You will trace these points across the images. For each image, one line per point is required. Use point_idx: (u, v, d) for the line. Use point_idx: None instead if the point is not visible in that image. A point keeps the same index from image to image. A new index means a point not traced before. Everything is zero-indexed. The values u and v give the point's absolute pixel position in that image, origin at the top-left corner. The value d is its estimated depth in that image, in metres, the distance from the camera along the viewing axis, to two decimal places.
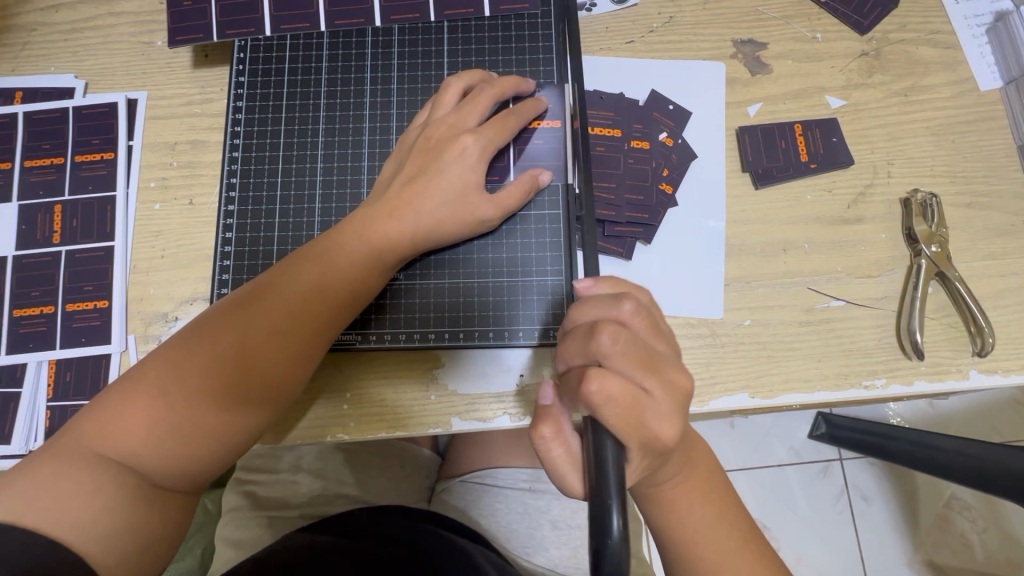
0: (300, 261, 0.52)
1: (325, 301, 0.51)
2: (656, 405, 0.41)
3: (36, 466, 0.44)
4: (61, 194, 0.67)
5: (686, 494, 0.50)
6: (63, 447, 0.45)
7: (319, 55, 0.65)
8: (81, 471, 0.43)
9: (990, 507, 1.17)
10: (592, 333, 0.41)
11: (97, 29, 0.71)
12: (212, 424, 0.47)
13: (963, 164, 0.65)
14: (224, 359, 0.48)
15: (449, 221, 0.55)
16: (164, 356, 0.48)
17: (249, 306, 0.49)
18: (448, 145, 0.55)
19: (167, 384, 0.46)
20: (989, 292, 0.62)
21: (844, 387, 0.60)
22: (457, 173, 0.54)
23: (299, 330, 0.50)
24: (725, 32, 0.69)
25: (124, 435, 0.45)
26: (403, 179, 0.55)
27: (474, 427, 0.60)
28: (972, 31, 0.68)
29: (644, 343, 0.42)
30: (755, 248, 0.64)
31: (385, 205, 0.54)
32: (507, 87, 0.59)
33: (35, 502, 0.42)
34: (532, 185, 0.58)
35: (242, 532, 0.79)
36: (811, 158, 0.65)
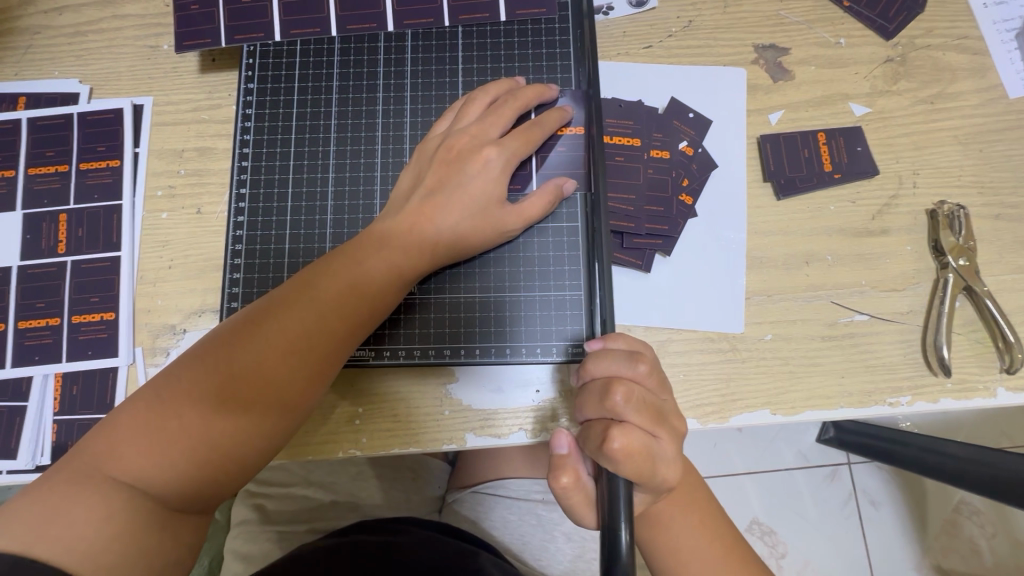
0: (318, 276, 0.51)
1: (343, 318, 0.50)
2: (666, 453, 0.45)
3: (48, 489, 0.43)
4: (66, 202, 0.65)
5: (675, 509, 0.52)
6: (75, 468, 0.44)
7: (330, 60, 0.63)
8: (92, 494, 0.42)
9: (1000, 512, 1.15)
10: (607, 393, 0.45)
11: (102, 32, 0.69)
12: (229, 445, 0.46)
13: (992, 174, 0.63)
14: (240, 376, 0.47)
15: (471, 234, 0.54)
16: (177, 373, 0.47)
17: (266, 322, 0.48)
18: (470, 156, 0.54)
19: (184, 404, 0.45)
20: (1018, 307, 0.60)
21: (868, 404, 0.59)
22: (479, 185, 0.53)
23: (318, 349, 0.49)
24: (746, 37, 0.67)
25: (138, 458, 0.44)
26: (423, 191, 0.54)
27: (489, 443, 0.58)
28: (1001, 35, 0.66)
29: (654, 398, 0.46)
30: (777, 260, 0.62)
31: (405, 218, 0.53)
32: (529, 96, 0.57)
33: (44, 528, 0.40)
34: (556, 196, 0.56)
35: (252, 547, 0.78)
36: (834, 167, 0.63)
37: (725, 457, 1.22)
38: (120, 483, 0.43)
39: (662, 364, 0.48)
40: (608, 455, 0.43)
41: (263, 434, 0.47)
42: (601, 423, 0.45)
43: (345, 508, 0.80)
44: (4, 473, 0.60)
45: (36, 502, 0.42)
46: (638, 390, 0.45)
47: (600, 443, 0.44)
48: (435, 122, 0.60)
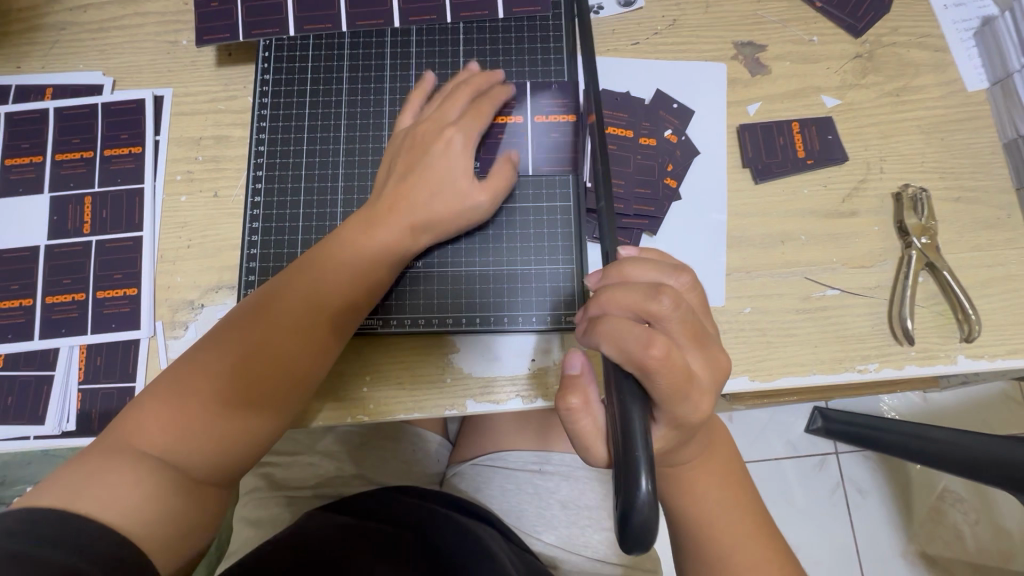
0: (315, 261, 0.55)
1: (340, 294, 0.54)
2: (698, 371, 0.45)
3: (81, 465, 0.46)
4: (91, 186, 0.69)
5: (703, 478, 0.52)
6: (104, 446, 0.47)
7: (341, 54, 0.68)
8: (122, 463, 0.46)
9: (981, 497, 1.21)
10: (655, 294, 0.44)
11: (124, 28, 0.74)
12: (245, 412, 0.50)
13: (952, 161, 0.69)
14: (248, 351, 0.51)
15: (448, 212, 0.58)
16: (191, 356, 0.52)
17: (268, 304, 0.53)
18: (434, 140, 0.58)
19: (198, 380, 0.50)
20: (976, 281, 0.65)
21: (838, 371, 0.64)
22: (445, 164, 0.57)
23: (316, 322, 0.53)
24: (726, 35, 0.72)
25: (159, 430, 0.48)
26: (396, 177, 0.58)
27: (487, 408, 0.63)
28: (961, 34, 0.72)
29: (693, 314, 0.46)
30: (755, 239, 0.67)
31: (383, 202, 0.57)
32: (479, 81, 0.62)
33: (80, 492, 0.44)
34: (513, 168, 0.60)
35: (260, 512, 0.82)
36: (808, 154, 0.68)
37: None
38: (147, 454, 0.47)
39: (701, 285, 0.49)
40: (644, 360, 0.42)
41: (275, 401, 0.52)
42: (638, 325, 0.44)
43: (350, 478, 0.84)
44: (32, 439, 0.64)
45: (68, 475, 0.45)
46: (683, 303, 0.45)
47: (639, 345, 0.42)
48: (399, 115, 0.64)
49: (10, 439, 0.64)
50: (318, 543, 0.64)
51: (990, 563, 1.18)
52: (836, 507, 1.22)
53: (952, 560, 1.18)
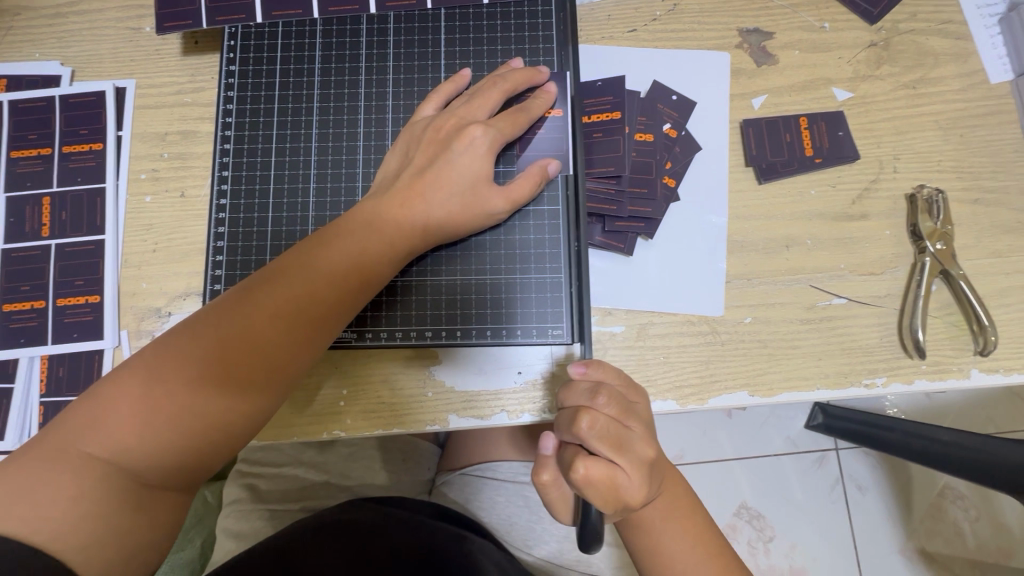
0: (311, 248, 0.50)
1: (328, 290, 0.49)
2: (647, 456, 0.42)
3: (20, 466, 0.41)
4: (49, 186, 0.65)
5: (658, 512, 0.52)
6: (51, 444, 0.42)
7: (312, 43, 0.63)
8: (61, 473, 0.41)
9: (983, 497, 1.18)
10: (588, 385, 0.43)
11: (83, 14, 0.69)
12: (212, 414, 0.45)
13: (971, 159, 0.64)
14: (218, 345, 0.45)
15: (460, 212, 0.54)
16: (162, 345, 0.46)
17: (247, 294, 0.48)
18: (457, 136, 0.54)
19: (170, 374, 0.44)
20: (993, 289, 0.61)
21: (844, 386, 0.60)
22: (465, 164, 0.53)
23: (303, 318, 0.48)
24: (730, 21, 0.67)
25: (115, 432, 0.42)
26: (412, 169, 0.54)
27: (472, 424, 0.60)
28: (985, 21, 0.66)
29: (623, 426, 0.42)
30: (759, 244, 0.62)
31: (395, 196, 0.53)
32: (520, 80, 0.57)
33: (12, 507, 0.39)
34: (542, 177, 0.56)
35: (242, 525, 0.79)
36: (815, 152, 0.64)
37: (712, 441, 1.23)
38: (93, 458, 0.42)
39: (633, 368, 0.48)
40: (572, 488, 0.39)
41: (242, 408, 0.46)
42: (571, 450, 0.42)
43: (337, 490, 0.82)
44: None
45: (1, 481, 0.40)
46: (603, 418, 0.41)
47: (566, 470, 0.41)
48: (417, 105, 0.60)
49: None
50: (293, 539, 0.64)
51: (989, 559, 1.15)
52: (835, 504, 1.20)
53: (951, 558, 1.16)
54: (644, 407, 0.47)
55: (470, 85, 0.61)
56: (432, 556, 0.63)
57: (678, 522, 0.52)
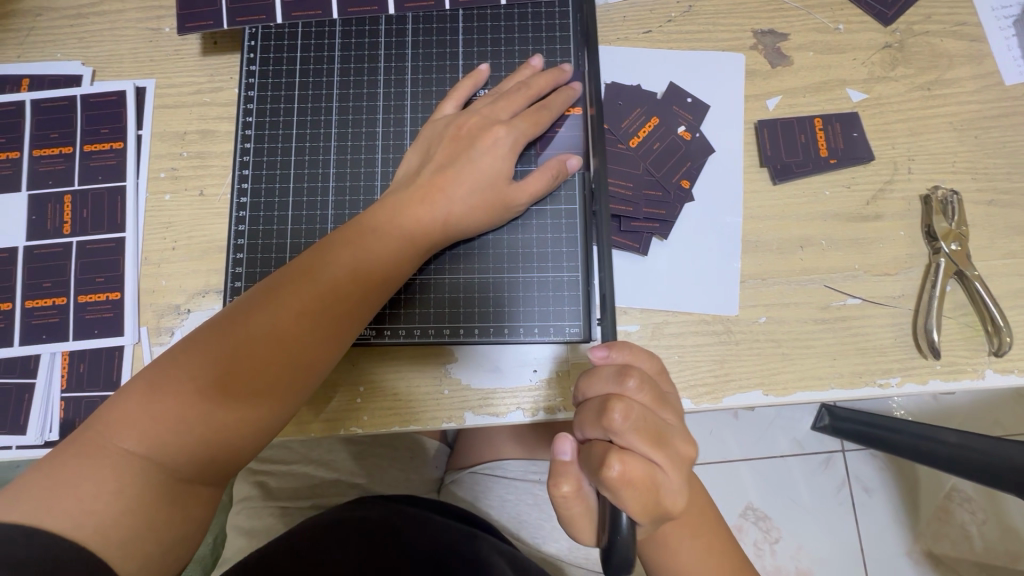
0: (336, 245, 0.51)
1: (353, 286, 0.50)
2: (679, 448, 0.42)
3: (59, 464, 0.42)
4: (71, 184, 0.66)
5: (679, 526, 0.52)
6: (88, 442, 0.43)
7: (331, 43, 0.64)
8: (100, 469, 0.42)
9: (992, 499, 1.18)
10: (620, 375, 0.43)
11: (103, 14, 0.70)
12: (244, 408, 0.46)
13: (985, 160, 0.64)
14: (248, 341, 0.46)
15: (482, 209, 0.54)
16: (192, 342, 0.47)
17: (274, 290, 0.48)
18: (480, 135, 0.55)
19: (201, 370, 0.45)
20: (1007, 290, 0.61)
21: (858, 386, 0.60)
22: (487, 163, 0.54)
23: (331, 314, 0.49)
24: (745, 23, 0.67)
25: (149, 428, 0.43)
26: (434, 166, 0.55)
27: (487, 422, 0.60)
28: (1000, 22, 0.66)
29: (654, 416, 0.42)
30: (773, 244, 0.63)
31: (418, 192, 0.54)
32: (542, 83, 0.58)
33: (53, 503, 0.40)
34: (562, 174, 0.57)
35: (255, 522, 0.80)
36: (830, 153, 0.64)
37: (719, 442, 1.23)
38: (125, 454, 0.42)
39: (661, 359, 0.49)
40: (606, 484, 0.39)
41: (273, 403, 0.47)
42: (601, 445, 0.41)
43: (348, 487, 0.82)
44: (13, 449, 0.61)
45: (39, 479, 0.41)
46: (637, 407, 0.41)
47: (598, 468, 0.40)
48: (437, 104, 0.61)
49: None
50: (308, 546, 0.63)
51: (997, 561, 1.15)
52: (842, 506, 1.20)
53: (959, 560, 1.16)
54: (673, 396, 0.47)
55: (487, 84, 0.62)
56: (447, 554, 0.64)
57: (698, 538, 0.52)
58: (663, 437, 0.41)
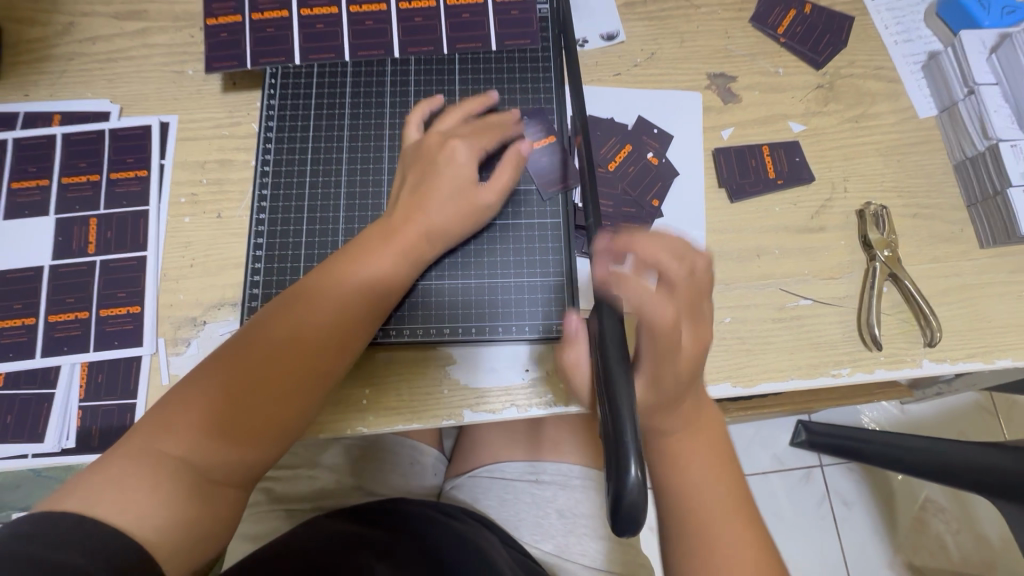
0: (345, 262, 0.58)
1: (365, 296, 0.57)
2: (703, 320, 0.52)
3: (103, 466, 0.46)
4: (96, 208, 0.72)
5: (692, 449, 0.52)
6: (132, 445, 0.47)
7: (344, 81, 0.72)
8: (141, 467, 0.46)
9: (962, 510, 1.28)
10: (677, 250, 0.51)
11: (132, 59, 0.78)
12: (269, 407, 0.51)
13: (908, 180, 0.75)
14: (272, 349, 0.52)
15: (459, 218, 0.62)
16: (222, 355, 0.52)
17: (295, 304, 0.54)
18: (439, 152, 0.63)
19: (233, 377, 0.50)
20: (935, 290, 0.70)
21: (815, 376, 0.68)
22: (454, 177, 0.62)
23: (344, 321, 0.55)
24: (699, 67, 0.78)
25: (187, 431, 0.48)
26: (410, 186, 0.62)
27: (485, 418, 0.66)
28: (911, 67, 0.79)
29: (692, 292, 0.52)
30: (733, 253, 0.71)
31: (405, 211, 0.61)
32: (478, 107, 0.68)
33: (98, 499, 0.43)
34: (520, 161, 0.65)
35: (260, 527, 0.81)
36: (777, 174, 0.74)
37: None
38: (168, 459, 0.47)
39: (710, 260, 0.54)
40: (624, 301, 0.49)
41: (294, 402, 0.52)
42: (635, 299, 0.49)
43: (352, 493, 0.84)
44: (30, 456, 0.64)
45: (86, 482, 0.45)
46: (678, 278, 0.51)
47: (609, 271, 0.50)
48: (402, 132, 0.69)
49: (9, 457, 0.64)
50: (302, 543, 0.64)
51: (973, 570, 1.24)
52: (824, 519, 1.28)
53: (938, 569, 1.24)
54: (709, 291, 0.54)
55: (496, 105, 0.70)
56: (455, 551, 0.67)
57: (711, 470, 0.52)
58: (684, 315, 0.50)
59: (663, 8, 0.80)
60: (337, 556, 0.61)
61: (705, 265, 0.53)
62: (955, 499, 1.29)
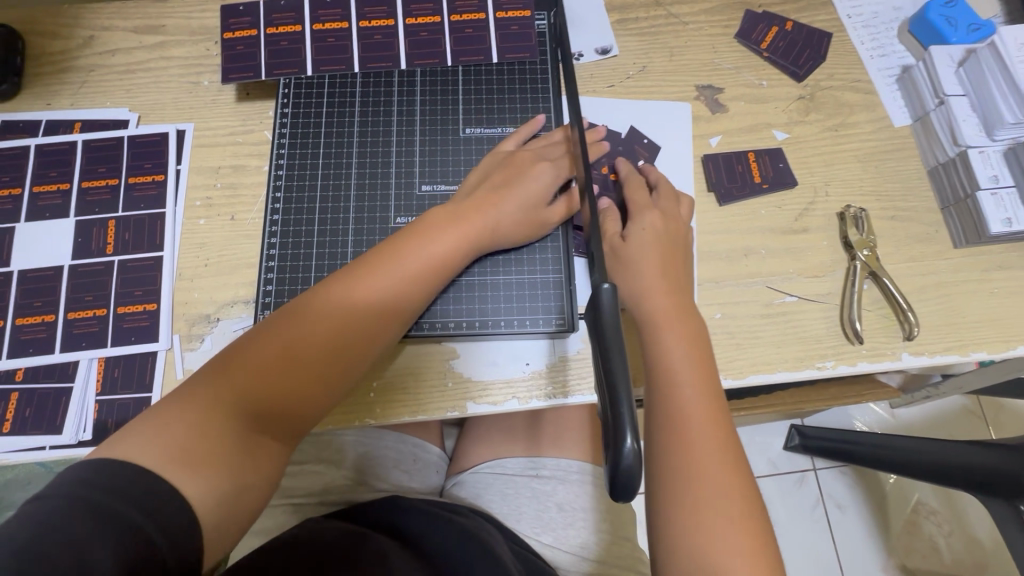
0: (405, 249, 0.61)
1: (418, 289, 0.60)
2: (683, 246, 0.70)
3: (166, 415, 0.49)
4: (115, 211, 0.75)
5: (676, 336, 0.62)
6: (197, 397, 0.51)
7: (353, 91, 0.77)
8: (202, 422, 0.49)
9: (954, 512, 1.30)
10: (668, 193, 0.72)
11: (149, 70, 0.82)
12: (323, 387, 0.55)
13: (886, 185, 0.79)
14: (337, 330, 0.56)
15: (519, 228, 0.67)
16: (289, 328, 0.55)
17: (359, 287, 0.58)
18: (529, 168, 0.69)
19: (298, 351, 0.54)
20: (913, 288, 0.75)
21: (801, 368, 0.71)
22: (525, 190, 0.67)
23: (399, 313, 0.60)
24: (688, 80, 0.83)
25: (248, 393, 0.52)
26: (484, 187, 0.67)
27: (486, 410, 0.69)
28: (886, 80, 0.84)
29: (674, 225, 0.70)
30: (722, 253, 0.75)
31: (470, 209, 0.65)
32: (560, 132, 0.73)
33: (160, 448, 0.47)
34: (577, 203, 0.70)
35: (270, 521, 0.85)
36: (762, 179, 0.78)
37: None
38: (226, 401, 0.51)
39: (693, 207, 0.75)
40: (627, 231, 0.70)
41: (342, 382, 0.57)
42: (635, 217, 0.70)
43: (359, 485, 0.86)
44: (48, 448, 0.66)
45: (148, 430, 0.48)
46: (665, 212, 0.71)
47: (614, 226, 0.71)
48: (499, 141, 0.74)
49: (27, 448, 0.66)
50: (305, 538, 0.66)
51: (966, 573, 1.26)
52: (818, 524, 1.31)
53: (931, 571, 1.26)
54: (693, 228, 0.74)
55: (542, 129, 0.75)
56: (467, 554, 0.67)
57: (693, 359, 0.61)
58: (665, 249, 0.68)
59: (653, 24, 0.86)
60: (341, 552, 0.63)
61: (687, 209, 0.73)
62: (947, 502, 1.32)
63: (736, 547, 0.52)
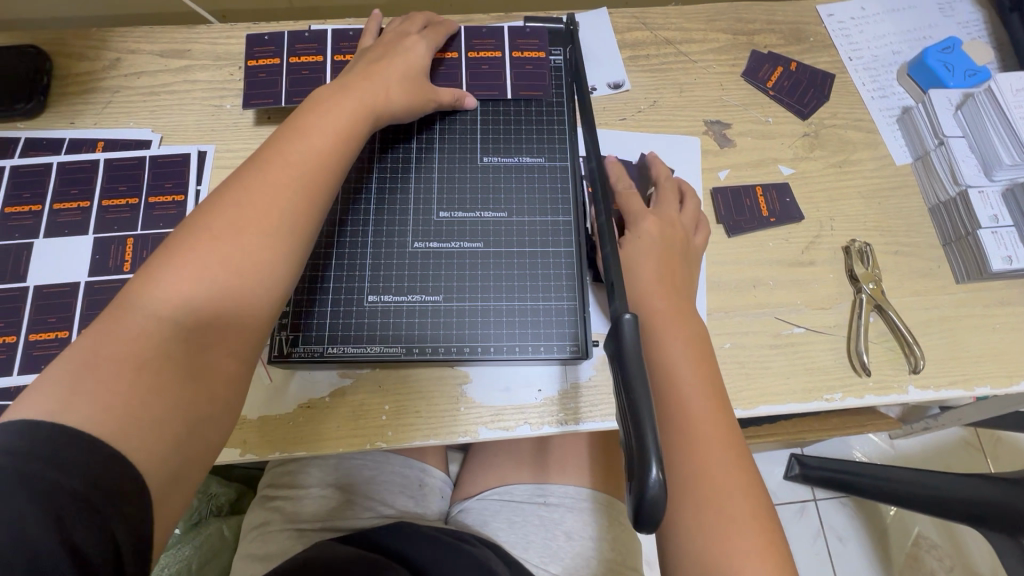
0: (304, 121, 0.62)
1: (330, 157, 0.61)
2: (688, 248, 0.73)
3: (80, 357, 0.46)
4: (133, 229, 0.76)
5: (672, 336, 0.65)
6: (112, 320, 0.48)
7: None
8: (122, 345, 0.47)
9: (956, 546, 1.30)
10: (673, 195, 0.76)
11: (174, 93, 0.84)
12: (245, 262, 0.53)
13: (889, 221, 0.81)
14: (245, 206, 0.55)
15: (410, 94, 0.71)
16: (197, 219, 0.55)
17: (262, 161, 0.58)
18: (398, 44, 0.74)
19: (211, 233, 0.53)
20: (917, 321, 0.76)
21: (809, 400, 0.72)
22: (390, 67, 0.71)
23: (313, 175, 0.59)
24: (697, 114, 0.86)
25: (169, 291, 0.50)
26: (365, 65, 0.71)
27: (498, 435, 0.69)
28: (886, 119, 0.87)
29: (677, 225, 0.74)
30: (731, 284, 0.77)
31: (360, 82, 0.68)
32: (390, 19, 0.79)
33: (79, 390, 0.44)
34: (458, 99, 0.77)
35: (267, 547, 0.80)
36: (770, 213, 0.80)
37: None
38: (152, 316, 0.48)
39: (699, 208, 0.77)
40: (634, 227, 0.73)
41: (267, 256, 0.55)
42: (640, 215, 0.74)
43: (362, 509, 0.84)
44: None
45: (64, 374, 0.45)
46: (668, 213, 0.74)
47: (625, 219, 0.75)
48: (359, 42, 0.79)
49: None
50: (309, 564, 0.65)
51: None
52: (820, 557, 1.29)
53: None
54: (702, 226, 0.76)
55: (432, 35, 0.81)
56: None
57: (691, 360, 0.64)
58: (664, 251, 0.71)
59: (664, 61, 0.89)
60: None
61: (694, 208, 0.76)
62: (948, 535, 1.31)
63: (746, 543, 0.54)
